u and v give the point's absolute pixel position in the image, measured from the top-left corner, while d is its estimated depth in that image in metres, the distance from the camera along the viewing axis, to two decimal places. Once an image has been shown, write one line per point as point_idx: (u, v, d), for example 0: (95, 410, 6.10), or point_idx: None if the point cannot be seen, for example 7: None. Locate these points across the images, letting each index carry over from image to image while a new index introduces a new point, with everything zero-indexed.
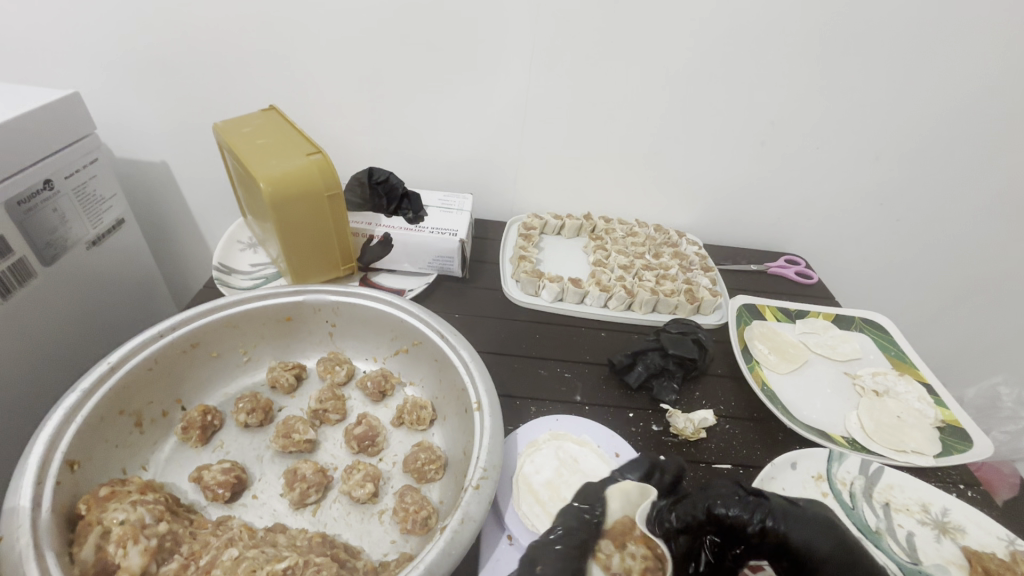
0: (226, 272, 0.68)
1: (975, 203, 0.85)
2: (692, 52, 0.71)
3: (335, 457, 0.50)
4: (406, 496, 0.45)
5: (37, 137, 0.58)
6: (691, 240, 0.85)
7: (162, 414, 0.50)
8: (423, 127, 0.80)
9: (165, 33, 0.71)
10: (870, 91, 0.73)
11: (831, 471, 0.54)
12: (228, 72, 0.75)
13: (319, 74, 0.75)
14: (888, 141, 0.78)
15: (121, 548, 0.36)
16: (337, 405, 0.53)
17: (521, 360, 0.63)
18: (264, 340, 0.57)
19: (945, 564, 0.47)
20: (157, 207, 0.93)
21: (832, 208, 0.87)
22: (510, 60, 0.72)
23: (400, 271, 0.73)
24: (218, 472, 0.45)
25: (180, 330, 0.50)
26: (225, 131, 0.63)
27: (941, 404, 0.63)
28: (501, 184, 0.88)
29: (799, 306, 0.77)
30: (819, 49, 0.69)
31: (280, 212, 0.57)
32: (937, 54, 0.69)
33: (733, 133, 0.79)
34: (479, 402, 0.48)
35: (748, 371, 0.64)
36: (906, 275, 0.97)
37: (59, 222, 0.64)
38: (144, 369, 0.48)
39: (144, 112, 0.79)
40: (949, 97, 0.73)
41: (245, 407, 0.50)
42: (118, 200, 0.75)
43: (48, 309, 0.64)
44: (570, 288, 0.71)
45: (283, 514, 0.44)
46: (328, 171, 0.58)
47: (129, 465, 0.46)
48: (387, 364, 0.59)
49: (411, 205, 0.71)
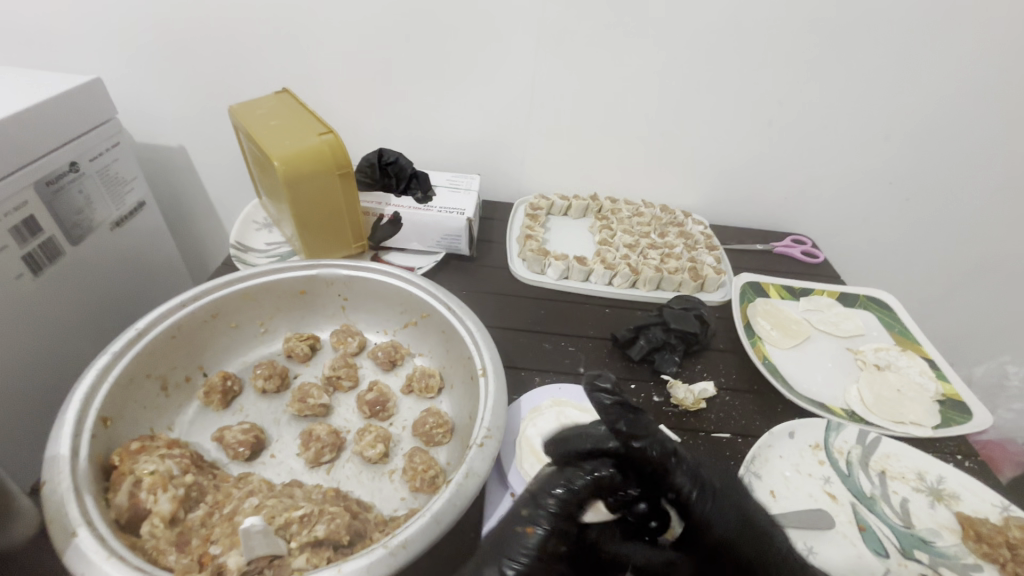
0: (243, 250, 0.71)
1: (987, 182, 0.84)
2: (698, 31, 0.71)
3: (348, 421, 0.52)
4: (415, 457, 0.47)
5: (62, 122, 0.61)
6: (696, 220, 0.86)
7: (185, 379, 0.53)
8: (432, 109, 0.82)
9: (181, 19, 0.73)
10: (880, 69, 0.73)
11: (829, 441, 0.55)
12: (243, 56, 0.77)
13: (330, 59, 0.77)
14: (898, 118, 0.78)
15: (152, 495, 0.38)
16: (349, 373, 0.55)
17: (527, 334, 0.65)
18: (280, 312, 0.60)
19: (938, 528, 0.49)
20: (176, 190, 0.96)
21: (841, 188, 0.87)
22: (518, 40, 0.73)
23: (409, 250, 0.75)
24: (239, 431, 0.47)
25: (201, 300, 0.53)
26: (241, 113, 0.65)
27: (943, 378, 0.64)
28: (509, 165, 0.89)
29: (803, 284, 0.78)
30: (830, 26, 0.69)
31: (293, 190, 0.60)
32: (951, 29, 0.69)
33: (739, 113, 0.79)
34: (484, 368, 0.50)
35: (750, 346, 0.66)
36: (916, 255, 0.96)
37: (85, 204, 0.67)
38: (168, 337, 0.50)
39: (164, 99, 0.82)
40: (960, 72, 0.73)
41: (263, 373, 0.53)
42: (139, 182, 0.78)
43: (76, 286, 0.67)
44: (575, 266, 0.73)
45: (299, 472, 0.47)
46: (339, 150, 0.60)
47: (156, 424, 0.49)
48: (397, 336, 0.62)
49: (419, 185, 0.73)
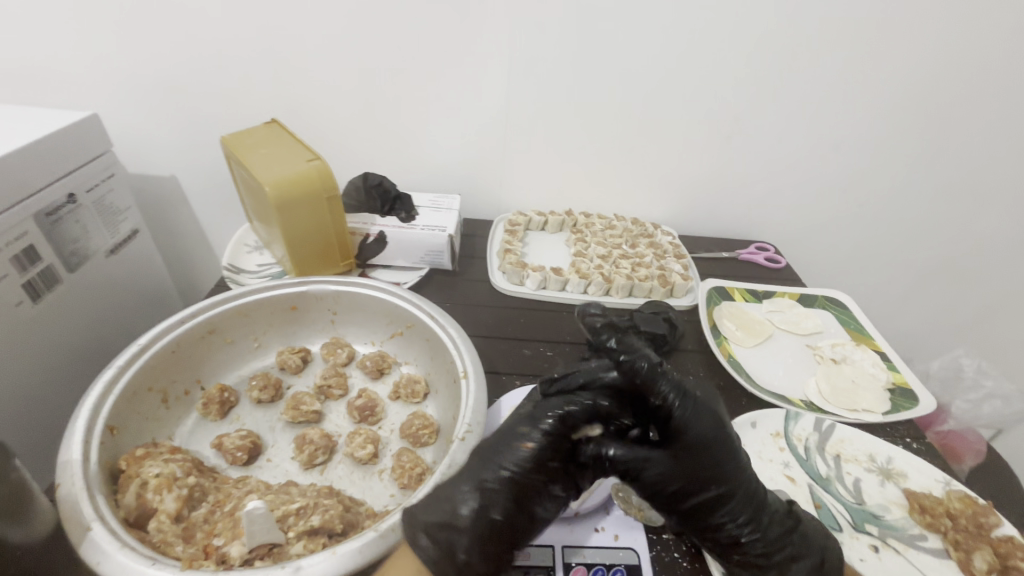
0: (235, 272, 0.74)
1: (928, 188, 0.92)
2: (655, 57, 0.78)
3: (340, 426, 0.56)
4: (403, 456, 0.51)
5: (61, 156, 0.65)
6: (665, 231, 0.91)
7: (184, 392, 0.56)
8: (412, 135, 0.87)
9: (175, 58, 0.78)
10: (819, 88, 0.80)
11: (788, 429, 0.59)
12: (233, 90, 0.82)
13: (316, 90, 0.82)
14: (841, 131, 0.85)
15: (158, 494, 0.41)
16: (340, 381, 0.59)
17: (508, 341, 0.69)
18: (272, 327, 0.63)
19: (887, 503, 0.53)
20: (168, 217, 0.99)
21: (797, 196, 0.93)
22: (491, 70, 0.79)
23: (394, 266, 0.79)
24: (236, 437, 0.50)
25: (199, 317, 0.56)
26: (232, 143, 0.69)
27: (893, 368, 0.69)
28: (488, 185, 0.94)
29: (765, 287, 0.83)
30: (772, 52, 0.77)
31: (284, 213, 0.64)
32: (878, 52, 0.77)
33: (697, 131, 0.85)
34: (466, 371, 0.54)
35: (715, 345, 0.70)
36: (873, 259, 1.03)
37: (81, 232, 0.70)
38: (168, 351, 0.54)
39: (157, 131, 0.87)
40: (891, 89, 0.80)
41: (258, 383, 0.56)
42: (133, 211, 0.81)
43: (73, 311, 0.70)
44: (551, 276, 0.77)
45: (294, 473, 0.50)
46: (326, 175, 0.64)
47: (158, 434, 0.52)
48: (384, 347, 0.65)
49: (403, 206, 0.77)
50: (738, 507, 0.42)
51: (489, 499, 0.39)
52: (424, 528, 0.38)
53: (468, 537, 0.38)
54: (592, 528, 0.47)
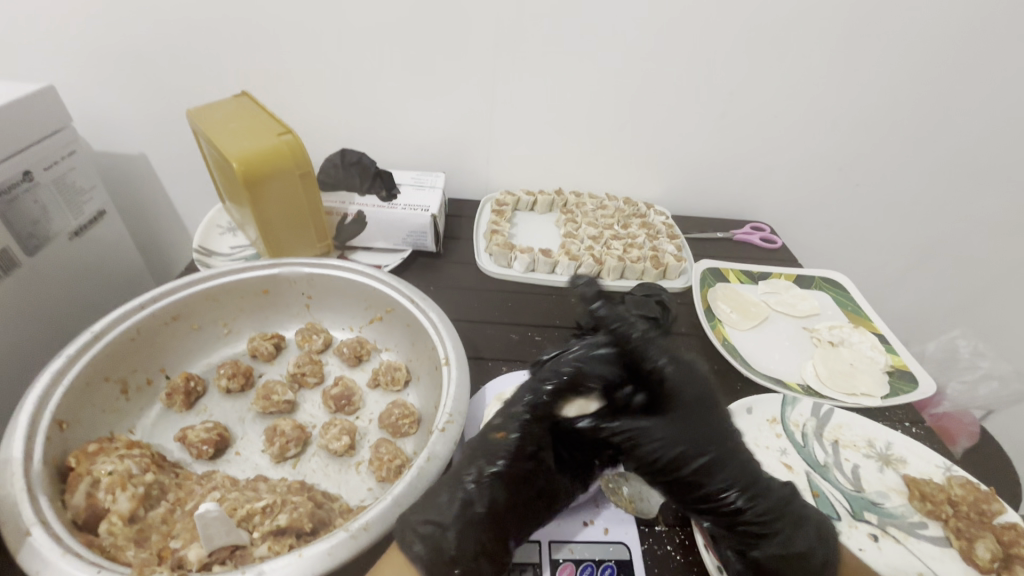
0: (206, 254, 0.70)
1: (929, 166, 0.89)
2: (650, 27, 0.73)
3: (314, 416, 0.53)
4: (380, 447, 0.48)
5: (11, 130, 0.60)
6: (658, 211, 0.88)
7: (147, 382, 0.53)
8: (394, 109, 0.82)
9: (135, 25, 0.73)
10: (822, 60, 0.76)
11: (785, 415, 0.57)
12: (201, 61, 0.77)
13: (290, 61, 0.77)
14: (842, 107, 0.81)
15: (111, 494, 0.38)
16: (315, 369, 0.55)
17: (494, 326, 0.66)
18: (243, 312, 0.60)
19: (886, 490, 0.51)
20: (138, 198, 0.94)
21: (795, 175, 0.90)
22: (476, 40, 0.75)
23: (375, 248, 0.75)
24: (202, 430, 0.47)
25: (161, 302, 0.53)
26: (198, 116, 0.65)
27: (892, 350, 0.67)
28: (475, 163, 0.90)
29: (761, 268, 0.80)
30: (772, 22, 0.73)
31: (253, 191, 0.60)
32: (884, 22, 0.73)
33: (693, 106, 0.82)
34: (447, 357, 0.51)
35: (710, 328, 0.68)
36: (870, 238, 1.00)
37: (41, 213, 0.66)
38: (127, 339, 0.50)
39: (121, 106, 0.81)
40: (896, 62, 0.77)
41: (227, 372, 0.53)
42: (98, 191, 0.77)
43: (33, 296, 0.66)
44: (540, 258, 0.74)
45: (264, 467, 0.47)
46: (298, 150, 0.60)
47: (117, 428, 0.49)
48: (363, 333, 0.62)
49: (384, 183, 0.73)
50: (731, 472, 0.40)
51: (477, 492, 0.39)
52: (412, 521, 0.37)
53: (455, 530, 0.37)
54: (581, 523, 0.44)
